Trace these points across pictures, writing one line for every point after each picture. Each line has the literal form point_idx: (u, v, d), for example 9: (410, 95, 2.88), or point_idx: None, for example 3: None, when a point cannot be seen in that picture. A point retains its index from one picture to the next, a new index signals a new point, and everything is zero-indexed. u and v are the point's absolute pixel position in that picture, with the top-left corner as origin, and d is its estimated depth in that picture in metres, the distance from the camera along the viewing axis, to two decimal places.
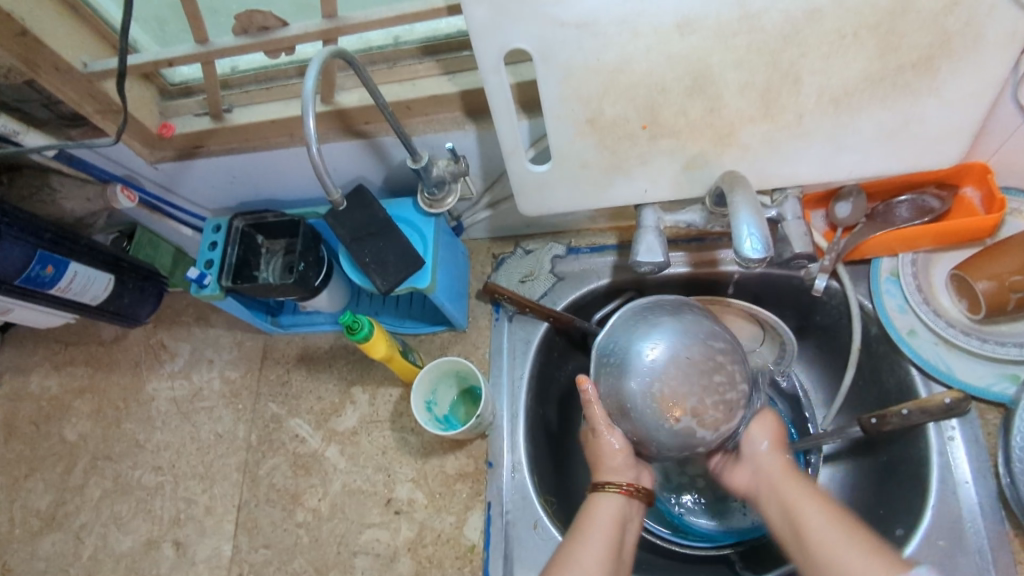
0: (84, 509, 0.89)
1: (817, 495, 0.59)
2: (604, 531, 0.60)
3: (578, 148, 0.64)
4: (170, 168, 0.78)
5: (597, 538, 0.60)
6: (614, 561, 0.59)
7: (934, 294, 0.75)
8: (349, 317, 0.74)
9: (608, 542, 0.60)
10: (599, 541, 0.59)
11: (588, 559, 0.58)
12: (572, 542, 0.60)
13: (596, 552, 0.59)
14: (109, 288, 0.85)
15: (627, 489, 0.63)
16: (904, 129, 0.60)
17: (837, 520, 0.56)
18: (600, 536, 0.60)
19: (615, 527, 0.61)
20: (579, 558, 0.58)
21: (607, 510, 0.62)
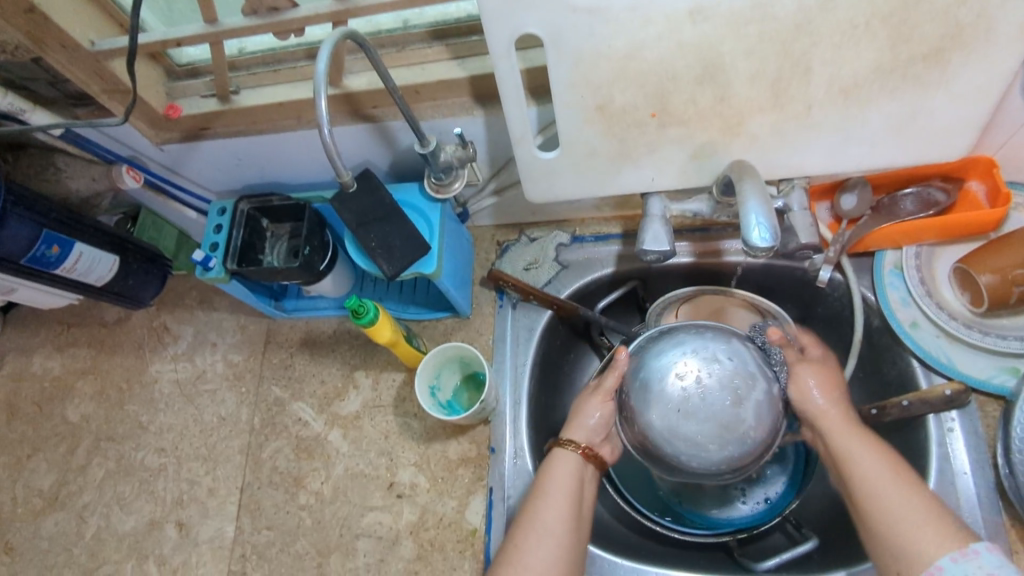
0: (86, 489, 0.90)
1: (877, 452, 0.60)
2: (560, 489, 0.64)
3: (587, 135, 0.64)
4: (176, 149, 0.78)
5: (555, 497, 0.63)
6: (573, 515, 0.62)
7: (937, 286, 0.76)
8: (355, 302, 0.74)
9: (567, 499, 0.63)
10: (558, 499, 0.63)
11: (547, 517, 0.62)
12: (534, 501, 0.63)
13: (556, 510, 0.62)
14: (114, 269, 0.85)
15: (581, 447, 0.66)
16: (912, 121, 0.60)
17: (894, 474, 0.58)
18: (556, 494, 0.63)
19: (573, 485, 0.64)
20: (538, 517, 0.62)
21: (564, 468, 0.65)
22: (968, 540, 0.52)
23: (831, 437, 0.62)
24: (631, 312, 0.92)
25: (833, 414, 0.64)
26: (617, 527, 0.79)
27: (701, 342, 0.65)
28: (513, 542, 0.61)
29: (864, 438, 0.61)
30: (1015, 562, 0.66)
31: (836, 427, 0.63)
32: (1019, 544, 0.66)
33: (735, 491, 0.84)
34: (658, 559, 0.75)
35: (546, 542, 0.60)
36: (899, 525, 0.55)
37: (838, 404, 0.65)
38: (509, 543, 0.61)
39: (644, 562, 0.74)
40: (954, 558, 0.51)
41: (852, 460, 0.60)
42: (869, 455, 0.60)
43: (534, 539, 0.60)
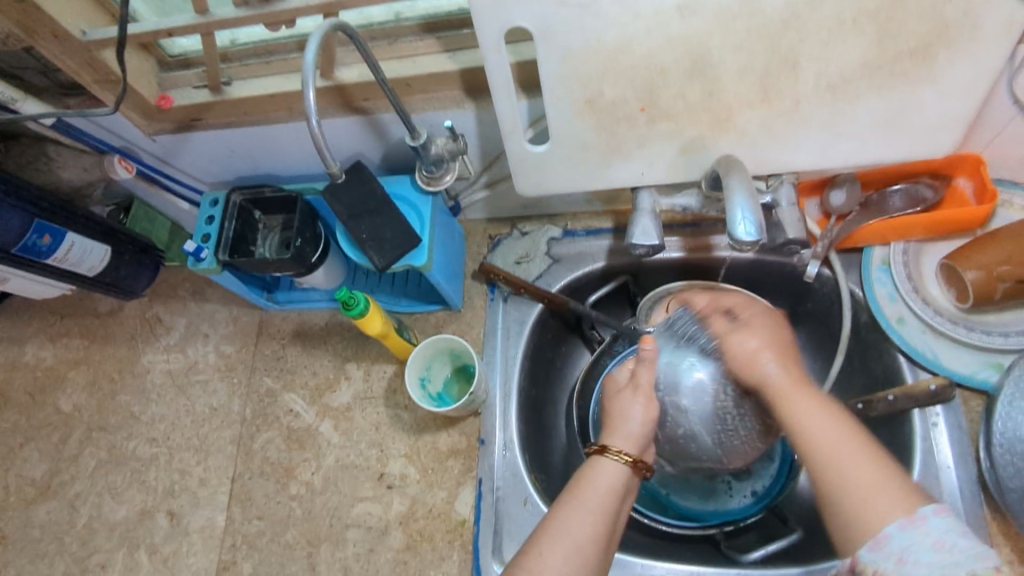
0: (78, 478, 0.90)
1: (830, 412, 0.54)
2: (595, 500, 0.57)
3: (577, 129, 0.64)
4: (168, 140, 0.78)
5: (587, 508, 0.56)
6: (603, 531, 0.55)
7: (924, 283, 0.77)
8: (346, 293, 0.75)
9: (598, 510, 0.56)
10: (588, 510, 0.56)
11: (574, 526, 0.55)
12: (558, 507, 0.57)
13: (585, 523, 0.55)
14: (106, 259, 0.85)
15: (625, 456, 0.59)
16: (900, 116, 0.61)
17: (846, 426, 0.52)
18: (589, 504, 0.56)
19: (609, 497, 0.57)
20: (562, 523, 0.55)
21: (606, 477, 0.58)
22: (909, 503, 0.47)
23: (784, 397, 0.56)
24: (622, 307, 0.92)
25: (783, 365, 0.58)
26: None
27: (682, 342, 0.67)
28: (529, 547, 0.55)
29: (817, 399, 0.55)
30: (996, 556, 0.66)
31: (786, 387, 0.56)
32: (1001, 538, 0.67)
33: (723, 485, 0.84)
34: (646, 552, 0.75)
35: (568, 554, 0.53)
36: (856, 487, 0.49)
37: (788, 359, 0.58)
38: (526, 547, 0.55)
39: (631, 554, 0.75)
40: (903, 524, 0.46)
41: (802, 420, 0.54)
42: (824, 416, 0.53)
43: (555, 549, 0.53)
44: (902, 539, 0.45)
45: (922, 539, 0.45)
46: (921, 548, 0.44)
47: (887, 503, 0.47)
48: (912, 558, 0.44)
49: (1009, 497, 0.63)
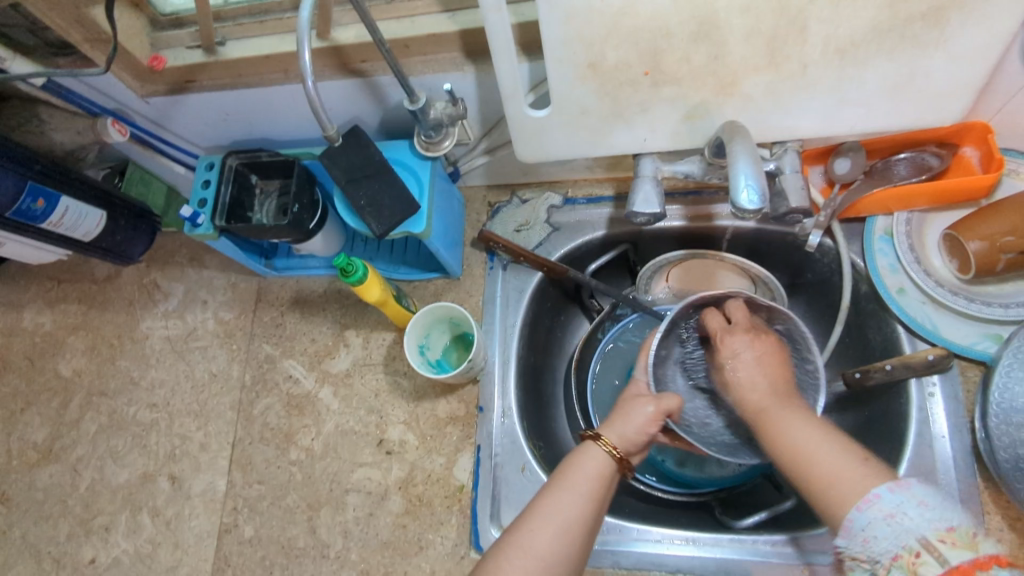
0: (80, 443, 0.91)
1: (812, 425, 0.56)
2: (583, 484, 0.58)
3: (578, 93, 0.63)
4: (161, 102, 0.77)
5: (577, 492, 0.58)
6: (590, 513, 0.57)
7: (926, 252, 0.76)
8: (344, 260, 0.73)
9: (585, 497, 0.58)
10: (574, 492, 0.58)
11: (562, 505, 0.57)
12: (546, 490, 0.58)
13: (575, 504, 0.57)
14: (102, 224, 0.85)
15: (613, 450, 0.61)
16: (908, 82, 0.60)
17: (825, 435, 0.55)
18: (579, 487, 0.58)
19: (597, 484, 0.59)
20: (552, 503, 0.57)
21: (591, 465, 0.60)
22: (870, 484, 0.49)
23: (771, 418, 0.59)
24: (621, 276, 0.92)
25: (767, 387, 0.62)
26: None
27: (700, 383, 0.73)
28: (516, 524, 0.56)
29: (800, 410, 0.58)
30: (987, 523, 0.67)
31: (771, 406, 0.60)
32: (993, 506, 0.68)
33: None
34: (640, 517, 0.77)
35: (559, 531, 0.55)
36: (825, 469, 0.52)
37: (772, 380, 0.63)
38: (511, 524, 0.57)
39: (627, 519, 0.76)
40: (859, 507, 0.48)
41: (787, 427, 0.57)
42: (806, 428, 0.56)
43: (545, 526, 0.55)
44: (892, 500, 0.47)
45: (908, 500, 0.46)
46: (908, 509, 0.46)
47: (856, 484, 0.50)
48: (897, 518, 0.46)
49: (1004, 466, 0.63)
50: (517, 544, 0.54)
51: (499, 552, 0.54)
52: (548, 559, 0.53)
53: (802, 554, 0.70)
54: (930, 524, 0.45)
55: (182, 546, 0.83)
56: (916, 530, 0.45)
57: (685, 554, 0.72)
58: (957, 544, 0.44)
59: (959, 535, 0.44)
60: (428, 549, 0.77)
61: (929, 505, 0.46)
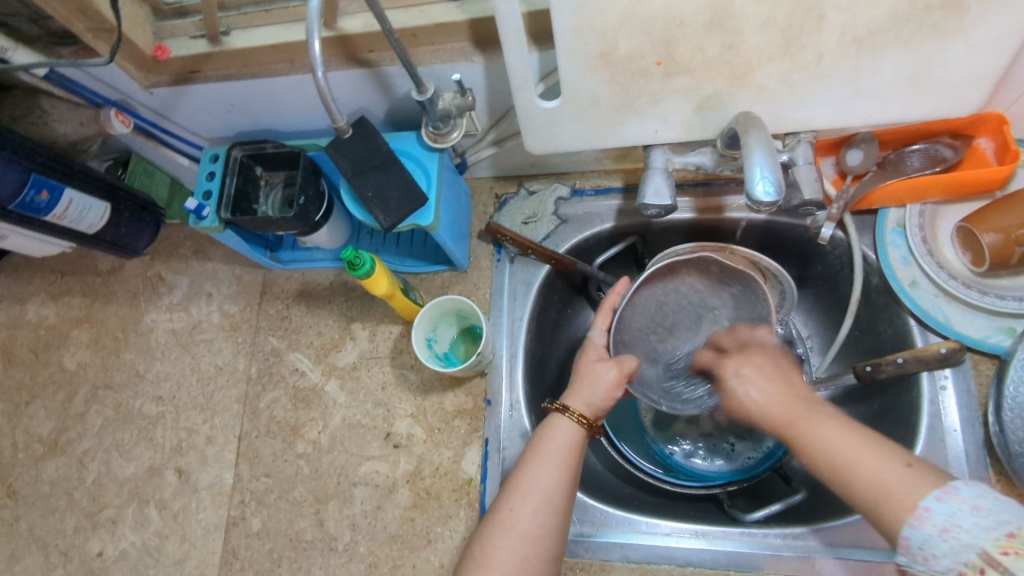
0: (86, 436, 0.90)
1: (847, 427, 0.52)
2: (556, 455, 0.61)
3: (590, 84, 0.62)
4: (165, 93, 0.76)
5: (551, 463, 0.60)
6: (565, 482, 0.60)
7: (939, 245, 0.75)
8: (351, 253, 0.73)
9: (557, 468, 0.60)
10: (546, 466, 0.60)
11: (537, 481, 0.59)
12: (522, 467, 0.61)
13: (550, 475, 0.59)
14: (106, 217, 0.84)
15: (582, 418, 0.63)
16: (926, 72, 0.59)
17: (859, 437, 0.51)
18: (553, 459, 0.60)
19: (567, 453, 0.61)
20: (527, 479, 0.59)
21: (560, 436, 0.62)
22: (920, 493, 0.46)
23: (794, 427, 0.54)
24: (629, 268, 0.92)
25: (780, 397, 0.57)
26: (609, 480, 0.82)
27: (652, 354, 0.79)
28: (499, 506, 0.59)
29: (829, 418, 0.53)
30: None
31: (793, 414, 0.55)
32: None
33: (723, 446, 0.86)
34: (649, 510, 0.77)
35: (538, 506, 0.58)
36: (872, 477, 0.48)
37: (780, 389, 0.58)
38: (494, 506, 0.60)
39: (636, 512, 0.76)
40: (912, 524, 0.45)
41: (816, 433, 0.52)
42: (837, 426, 0.52)
43: (523, 504, 0.58)
44: (943, 510, 0.44)
45: (959, 508, 0.44)
46: (960, 517, 0.43)
47: (907, 493, 0.46)
48: (954, 528, 0.43)
49: (1017, 460, 0.63)
50: (500, 526, 0.57)
51: (485, 537, 0.57)
52: (530, 535, 0.57)
53: (811, 548, 0.69)
54: (987, 533, 0.42)
55: (190, 539, 0.83)
56: (975, 543, 0.42)
57: (694, 547, 0.72)
58: (1021, 553, 0.41)
59: (1021, 541, 0.41)
60: (436, 542, 0.77)
61: (985, 510, 0.43)
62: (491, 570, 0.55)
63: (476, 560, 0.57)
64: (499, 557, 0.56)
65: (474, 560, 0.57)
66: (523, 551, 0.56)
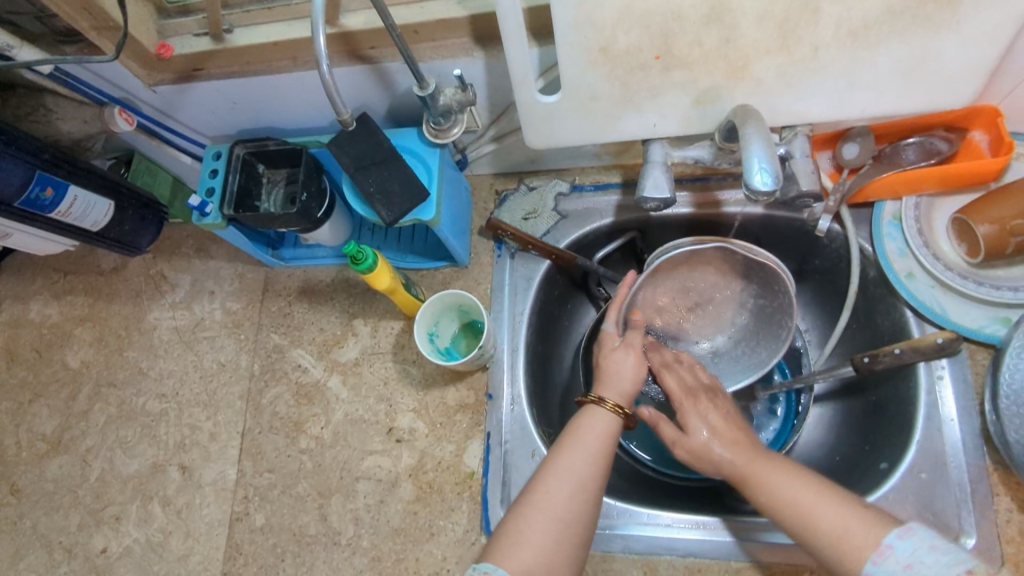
0: (89, 434, 0.91)
1: (796, 476, 0.59)
2: (592, 443, 0.61)
3: (589, 78, 0.63)
4: (168, 91, 0.76)
5: (587, 451, 0.61)
6: (599, 469, 0.60)
7: (934, 236, 0.76)
8: (354, 248, 0.73)
9: (593, 454, 0.61)
10: (582, 452, 0.61)
11: (572, 465, 0.59)
12: (556, 453, 0.61)
13: (585, 462, 0.60)
14: (109, 214, 0.84)
15: (618, 408, 0.64)
16: (921, 64, 0.60)
17: (810, 486, 0.58)
18: (588, 447, 0.61)
19: (604, 441, 0.62)
20: (564, 463, 0.60)
21: (597, 425, 0.63)
22: (878, 535, 0.53)
23: (752, 475, 0.61)
24: (628, 263, 0.93)
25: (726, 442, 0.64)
26: (610, 472, 0.83)
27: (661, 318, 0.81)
28: (532, 488, 0.59)
29: (781, 467, 0.60)
30: (995, 504, 0.68)
31: (746, 464, 0.62)
32: (1002, 488, 0.69)
33: None
34: (650, 502, 0.78)
35: (570, 491, 0.58)
36: (824, 525, 0.55)
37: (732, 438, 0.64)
38: (526, 489, 0.59)
39: (637, 504, 0.76)
40: (876, 560, 0.52)
41: (770, 482, 0.59)
42: (790, 476, 0.59)
43: (559, 486, 0.58)
44: (905, 548, 0.51)
45: (918, 547, 0.51)
46: (920, 555, 0.51)
47: (863, 533, 0.54)
48: (917, 563, 0.50)
49: (1014, 447, 0.64)
50: (536, 507, 0.57)
51: (517, 518, 0.57)
52: (564, 517, 0.57)
53: (813, 537, 0.70)
54: (948, 567, 0.49)
55: (194, 535, 0.83)
56: (938, 574, 0.49)
57: (695, 538, 0.72)
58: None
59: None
60: (439, 535, 0.77)
61: (940, 548, 0.51)
62: (524, 550, 0.55)
63: (507, 539, 0.56)
64: (532, 537, 0.56)
65: (504, 540, 0.56)
66: (556, 533, 0.56)
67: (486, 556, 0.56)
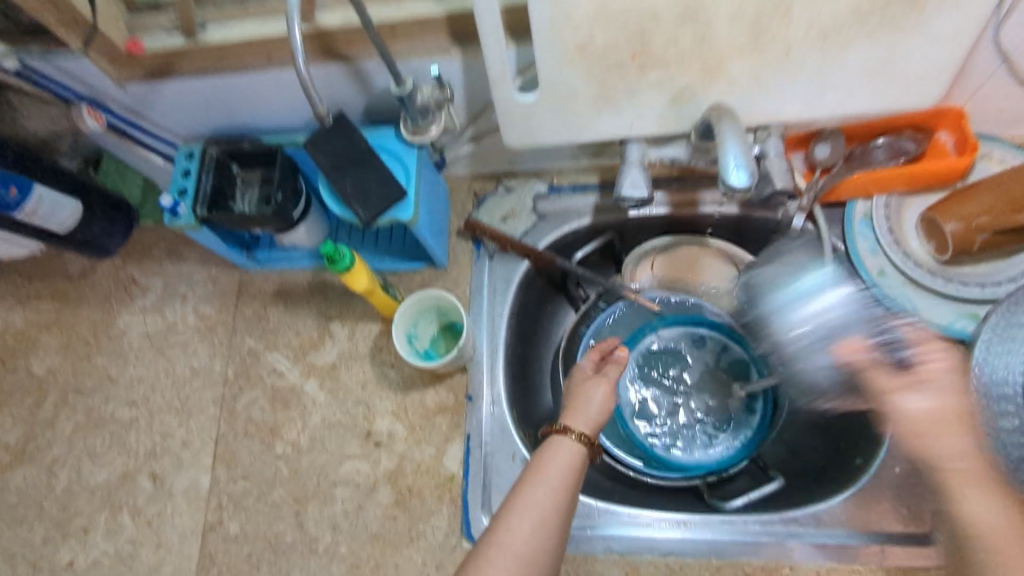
0: (55, 443, 0.88)
1: (989, 492, 0.59)
2: (556, 476, 0.58)
3: (567, 77, 0.63)
4: (139, 90, 0.75)
5: (550, 484, 0.57)
6: (564, 507, 0.56)
7: (905, 235, 0.78)
8: (331, 248, 0.72)
9: (558, 493, 0.57)
10: (546, 491, 0.56)
11: (537, 504, 0.56)
12: (520, 488, 0.57)
13: (547, 498, 0.56)
14: (77, 215, 0.82)
15: (584, 438, 0.60)
16: (888, 64, 0.61)
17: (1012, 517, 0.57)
18: (552, 480, 0.57)
19: (570, 477, 0.58)
20: (528, 500, 0.56)
21: (561, 456, 0.59)
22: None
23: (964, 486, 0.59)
24: (606, 264, 0.93)
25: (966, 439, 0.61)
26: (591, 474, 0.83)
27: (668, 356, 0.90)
28: (497, 525, 0.55)
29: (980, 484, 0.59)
30: None
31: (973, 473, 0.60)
32: None
33: (700, 436, 0.86)
34: (630, 502, 0.78)
35: (532, 526, 0.55)
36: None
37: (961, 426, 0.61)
38: (492, 524, 0.56)
39: (617, 504, 0.76)
40: None
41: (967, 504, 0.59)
42: (996, 501, 0.58)
43: (525, 528, 0.54)
44: None
45: None
46: None
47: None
48: None
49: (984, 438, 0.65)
50: (501, 545, 0.53)
51: (482, 556, 0.53)
52: (529, 555, 0.53)
53: (791, 533, 0.71)
54: None
55: (165, 545, 0.81)
56: None
57: (676, 536, 0.73)
58: None
59: None
60: (420, 539, 0.76)
61: None
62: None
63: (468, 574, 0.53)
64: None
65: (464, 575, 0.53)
66: (521, 571, 0.53)
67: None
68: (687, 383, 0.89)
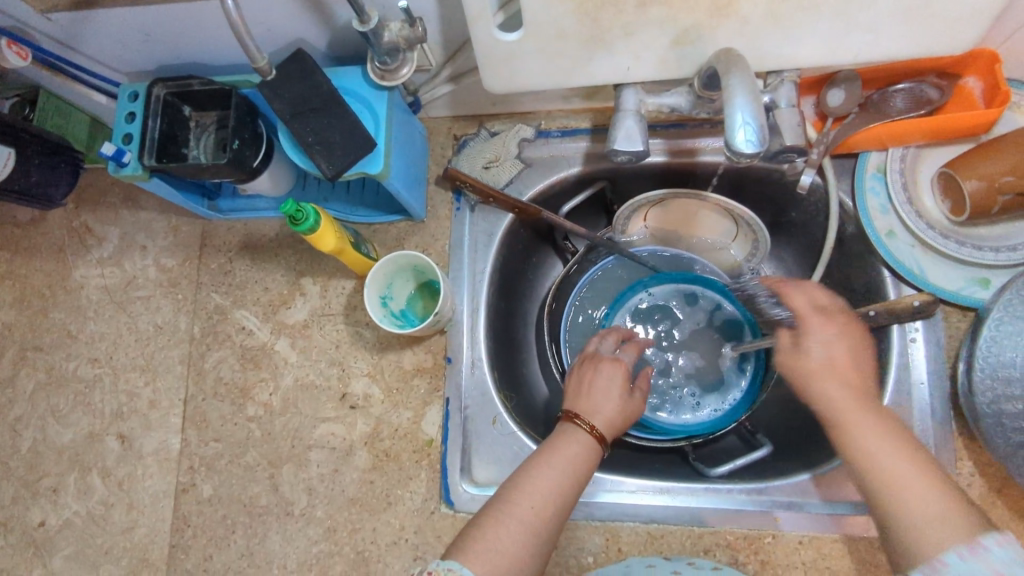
0: (17, 402, 0.84)
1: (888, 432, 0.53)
2: (575, 462, 0.58)
3: (554, 15, 0.55)
4: (67, 19, 0.66)
5: (569, 469, 0.57)
6: (575, 492, 0.57)
7: (919, 192, 0.72)
8: (292, 207, 0.66)
9: (573, 475, 0.58)
10: (562, 474, 0.57)
11: (551, 482, 0.56)
12: (537, 464, 0.58)
13: (562, 480, 0.57)
14: (10, 162, 0.76)
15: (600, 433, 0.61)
16: (924, 4, 0.53)
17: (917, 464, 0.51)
18: (573, 465, 0.58)
19: (586, 463, 0.59)
20: (544, 479, 0.56)
21: (581, 445, 0.60)
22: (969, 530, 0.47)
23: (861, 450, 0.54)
24: (597, 216, 0.88)
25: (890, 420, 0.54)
26: None
27: (653, 318, 0.86)
28: (510, 497, 0.56)
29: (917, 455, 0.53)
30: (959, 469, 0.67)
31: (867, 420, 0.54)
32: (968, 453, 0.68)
33: (688, 399, 0.83)
34: (612, 467, 0.76)
35: (546, 503, 0.55)
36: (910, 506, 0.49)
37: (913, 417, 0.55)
38: (504, 493, 0.56)
39: (602, 470, 0.74)
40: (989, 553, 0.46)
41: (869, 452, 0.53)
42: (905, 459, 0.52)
43: (538, 504, 0.55)
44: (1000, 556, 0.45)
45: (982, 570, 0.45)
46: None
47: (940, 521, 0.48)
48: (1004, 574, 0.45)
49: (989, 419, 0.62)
50: (513, 517, 0.54)
51: (494, 522, 0.54)
52: (536, 530, 0.54)
53: (772, 501, 0.70)
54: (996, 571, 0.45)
55: (138, 507, 0.79)
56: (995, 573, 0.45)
57: (660, 504, 0.71)
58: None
59: None
60: (397, 504, 0.74)
61: None
62: (498, 555, 0.52)
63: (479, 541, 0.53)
64: (507, 544, 0.53)
65: (474, 536, 0.53)
66: (529, 544, 0.54)
67: (453, 550, 0.53)
68: (675, 341, 0.86)
